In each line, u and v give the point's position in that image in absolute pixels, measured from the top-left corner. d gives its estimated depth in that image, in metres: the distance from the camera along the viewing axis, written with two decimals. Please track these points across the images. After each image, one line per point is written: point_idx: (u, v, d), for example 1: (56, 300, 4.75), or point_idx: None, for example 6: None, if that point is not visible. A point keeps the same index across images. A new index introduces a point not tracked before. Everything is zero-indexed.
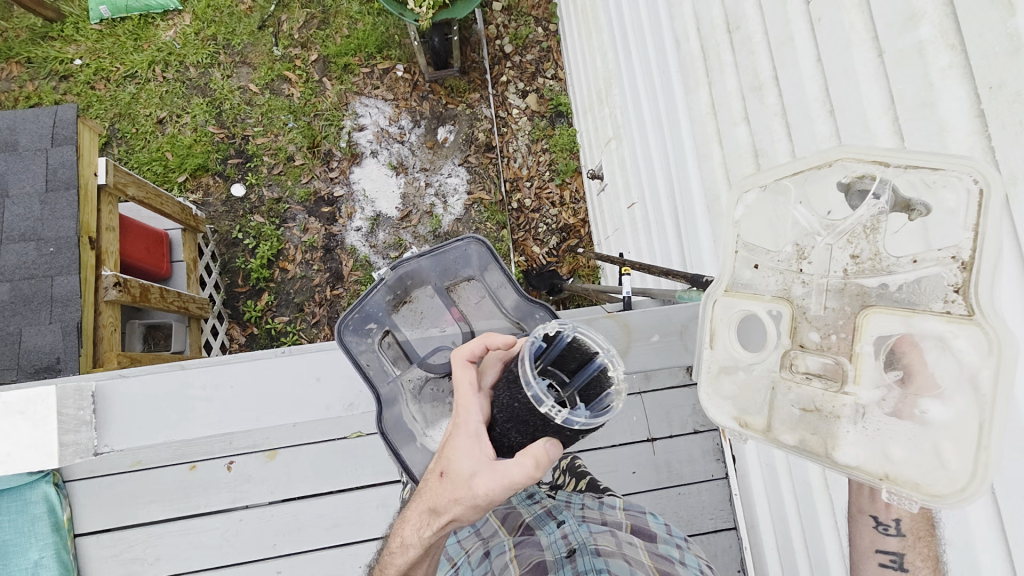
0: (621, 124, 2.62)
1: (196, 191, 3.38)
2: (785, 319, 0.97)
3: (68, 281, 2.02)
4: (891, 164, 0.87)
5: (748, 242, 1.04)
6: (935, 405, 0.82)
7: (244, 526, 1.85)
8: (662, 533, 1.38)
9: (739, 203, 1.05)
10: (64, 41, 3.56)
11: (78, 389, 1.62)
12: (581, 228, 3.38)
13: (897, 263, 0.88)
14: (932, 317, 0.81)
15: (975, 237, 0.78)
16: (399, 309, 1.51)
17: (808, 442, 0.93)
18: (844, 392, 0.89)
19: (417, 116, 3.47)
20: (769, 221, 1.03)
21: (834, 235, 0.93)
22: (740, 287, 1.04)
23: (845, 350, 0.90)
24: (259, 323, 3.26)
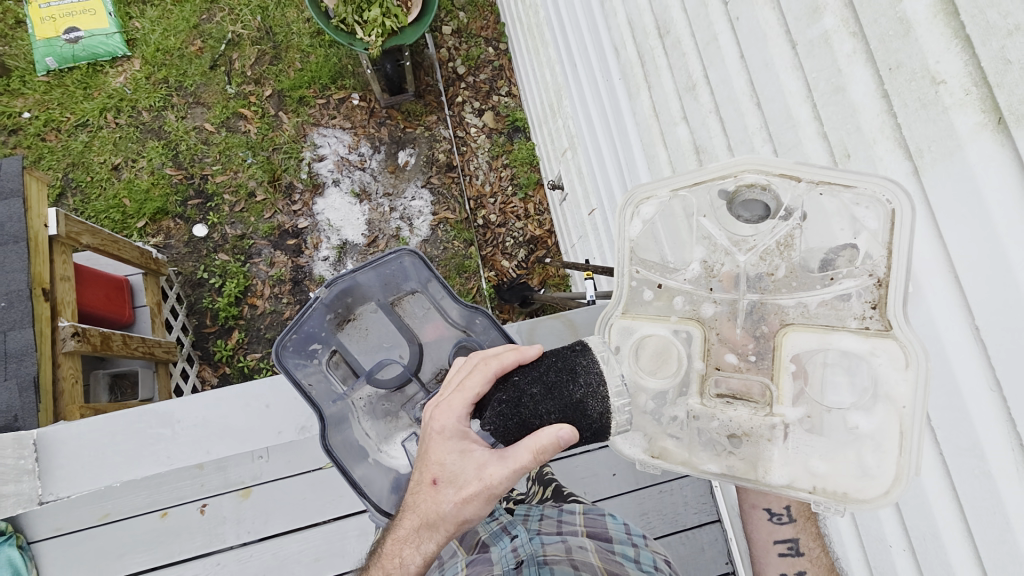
0: (575, 134, 2.68)
1: (157, 235, 3.34)
2: (698, 340, 1.11)
3: (22, 335, 1.96)
4: (803, 180, 1.01)
5: (645, 260, 1.15)
6: (861, 417, 0.98)
7: (222, 570, 1.79)
8: (617, 535, 1.41)
9: (636, 216, 1.15)
10: (11, 96, 3.51)
11: (17, 438, 1.61)
12: (548, 238, 3.42)
13: (815, 280, 1.03)
14: (849, 334, 0.99)
15: (888, 255, 0.95)
16: (342, 328, 1.51)
17: (736, 468, 1.06)
18: (772, 412, 1.04)
19: (376, 143, 3.50)
20: (668, 234, 1.14)
21: (748, 253, 1.08)
22: (636, 308, 1.16)
23: (766, 371, 1.06)
24: (230, 362, 3.20)
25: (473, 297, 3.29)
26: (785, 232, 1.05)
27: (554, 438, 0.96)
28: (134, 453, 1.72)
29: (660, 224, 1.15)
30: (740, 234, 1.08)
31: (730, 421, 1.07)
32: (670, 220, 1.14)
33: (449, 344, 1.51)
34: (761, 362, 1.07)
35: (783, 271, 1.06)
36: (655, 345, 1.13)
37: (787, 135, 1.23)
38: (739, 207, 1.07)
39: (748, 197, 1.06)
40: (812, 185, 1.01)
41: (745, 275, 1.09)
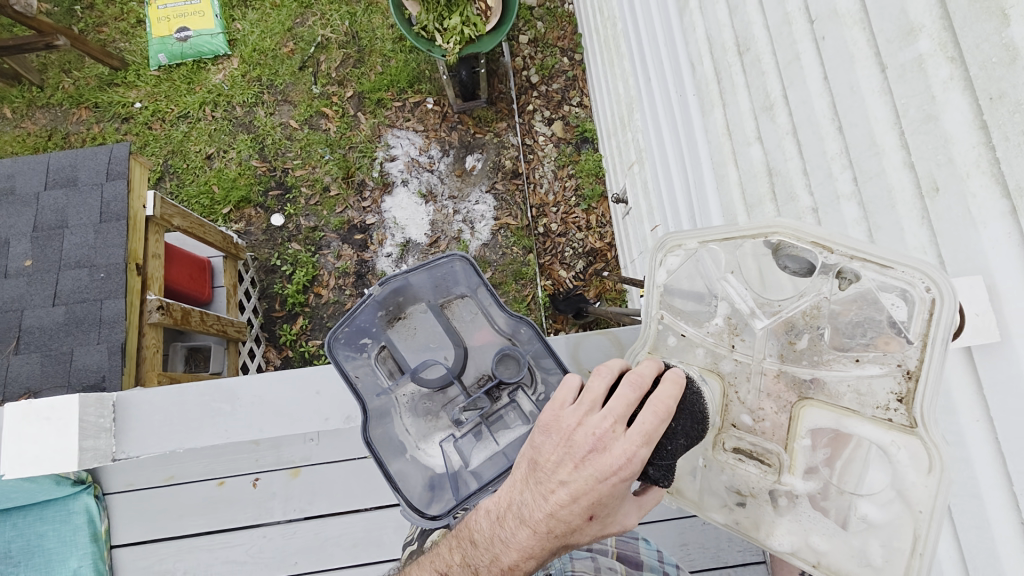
0: (644, 148, 2.64)
1: (239, 222, 3.58)
2: (717, 395, 1.04)
3: (116, 304, 2.15)
4: (836, 251, 0.89)
5: (672, 304, 1.11)
6: (873, 507, 0.90)
7: (268, 543, 1.90)
8: (649, 560, 1.40)
9: (663, 263, 1.09)
10: (127, 87, 3.88)
11: (99, 398, 1.74)
12: (607, 251, 3.38)
13: (839, 359, 0.94)
14: (866, 421, 0.91)
15: (923, 350, 0.84)
16: (393, 327, 1.54)
17: (739, 523, 1.04)
18: (780, 480, 0.98)
19: (446, 146, 3.60)
20: (698, 281, 1.08)
21: (771, 318, 1.01)
22: (661, 353, 1.11)
23: (781, 438, 0.99)
24: (293, 347, 3.39)
25: (527, 304, 3.31)
26: (811, 302, 0.96)
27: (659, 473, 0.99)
28: (200, 424, 1.83)
29: (691, 269, 1.08)
30: (767, 296, 1.01)
31: (737, 477, 1.03)
32: (699, 268, 1.07)
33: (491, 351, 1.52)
34: (776, 428, 1.00)
35: (805, 341, 0.98)
36: None
37: (868, 162, 1.16)
38: (784, 257, 0.95)
39: (791, 252, 0.93)
40: (848, 259, 0.89)
41: (769, 339, 1.01)
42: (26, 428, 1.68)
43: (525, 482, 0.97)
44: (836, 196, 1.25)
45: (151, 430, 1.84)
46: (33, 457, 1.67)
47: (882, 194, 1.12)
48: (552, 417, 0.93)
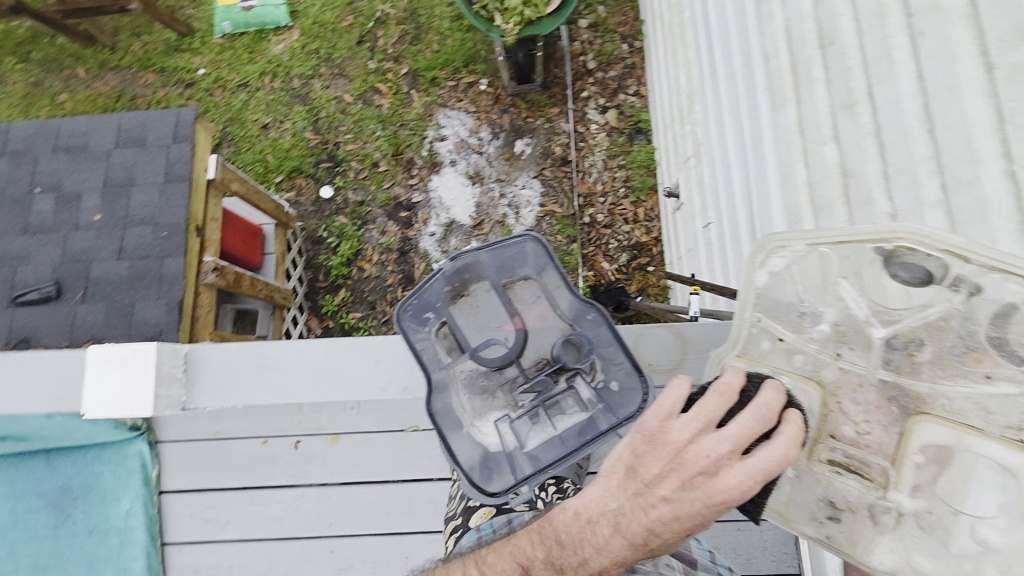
0: (702, 142, 2.57)
1: (290, 191, 3.66)
2: (816, 405, 0.97)
3: (175, 263, 2.23)
4: (971, 261, 0.72)
5: (769, 307, 1.01)
6: (993, 531, 0.81)
7: (305, 503, 1.96)
8: (702, 561, 1.35)
9: (763, 266, 0.98)
10: (191, 54, 4.00)
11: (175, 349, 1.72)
12: (653, 246, 3.32)
13: (967, 375, 0.83)
14: (989, 441, 0.82)
15: None
16: (457, 304, 1.45)
17: (833, 537, 0.99)
18: (885, 497, 0.92)
19: (497, 129, 3.58)
20: (800, 286, 0.96)
21: (889, 327, 0.89)
22: (755, 358, 1.04)
23: (888, 454, 0.92)
24: (334, 317, 3.47)
25: None
26: (940, 313, 0.83)
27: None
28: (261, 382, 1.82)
29: (792, 272, 0.96)
30: (883, 304, 0.88)
31: (834, 489, 0.98)
32: (802, 271, 0.95)
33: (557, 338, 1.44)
34: (883, 443, 0.93)
35: (928, 354, 0.87)
36: None
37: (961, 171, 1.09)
38: (896, 266, 0.81)
39: (909, 260, 0.79)
40: (984, 271, 0.72)
41: (883, 349, 0.91)
42: (107, 373, 1.70)
43: (621, 488, 0.88)
44: (920, 204, 1.19)
45: (217, 381, 1.85)
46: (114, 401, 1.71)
47: (978, 202, 1.08)
48: (657, 428, 0.84)
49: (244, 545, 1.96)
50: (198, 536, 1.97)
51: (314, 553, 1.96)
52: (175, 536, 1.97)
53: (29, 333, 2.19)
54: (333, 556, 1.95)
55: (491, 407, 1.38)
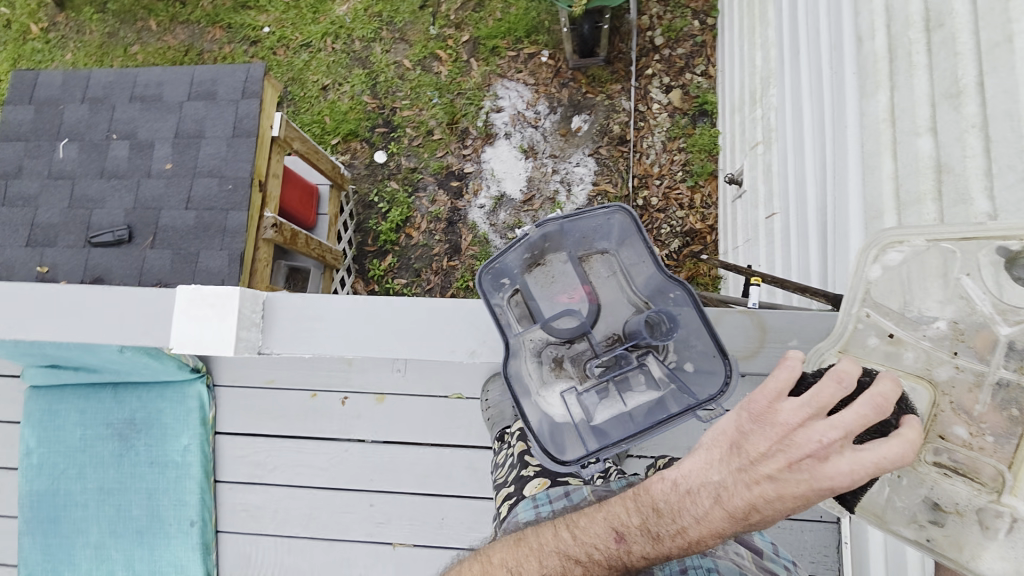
0: (775, 127, 2.45)
1: (345, 154, 3.70)
2: (924, 402, 0.96)
3: (239, 215, 2.30)
4: None
5: (880, 303, 1.04)
6: None
7: (349, 457, 2.03)
8: (768, 549, 1.25)
9: (877, 261, 1.03)
10: (258, 11, 4.05)
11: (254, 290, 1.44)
12: (707, 234, 3.22)
13: None
14: None
15: None
16: (529, 270, 1.14)
17: (935, 541, 0.93)
18: (997, 500, 0.86)
19: (555, 103, 3.51)
20: (918, 284, 1.01)
21: (1015, 326, 0.89)
22: (859, 351, 1.05)
23: (1003, 456, 0.87)
24: (380, 282, 3.53)
25: None
26: None
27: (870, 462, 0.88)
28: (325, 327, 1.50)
29: (909, 270, 1.01)
30: (1008, 303, 0.90)
31: (941, 492, 0.94)
32: (922, 269, 1.00)
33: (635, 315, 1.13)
34: (998, 445, 0.88)
35: None
36: None
37: None
38: (1018, 268, 0.87)
39: None
40: None
41: (1005, 348, 0.90)
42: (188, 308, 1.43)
43: (722, 462, 0.88)
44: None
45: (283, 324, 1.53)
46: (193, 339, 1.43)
47: None
48: (764, 407, 0.83)
49: (289, 491, 2.05)
50: (247, 478, 2.06)
51: (354, 505, 2.02)
52: (227, 475, 2.07)
53: (101, 273, 2.30)
54: (372, 510, 2.01)
55: (556, 377, 1.11)
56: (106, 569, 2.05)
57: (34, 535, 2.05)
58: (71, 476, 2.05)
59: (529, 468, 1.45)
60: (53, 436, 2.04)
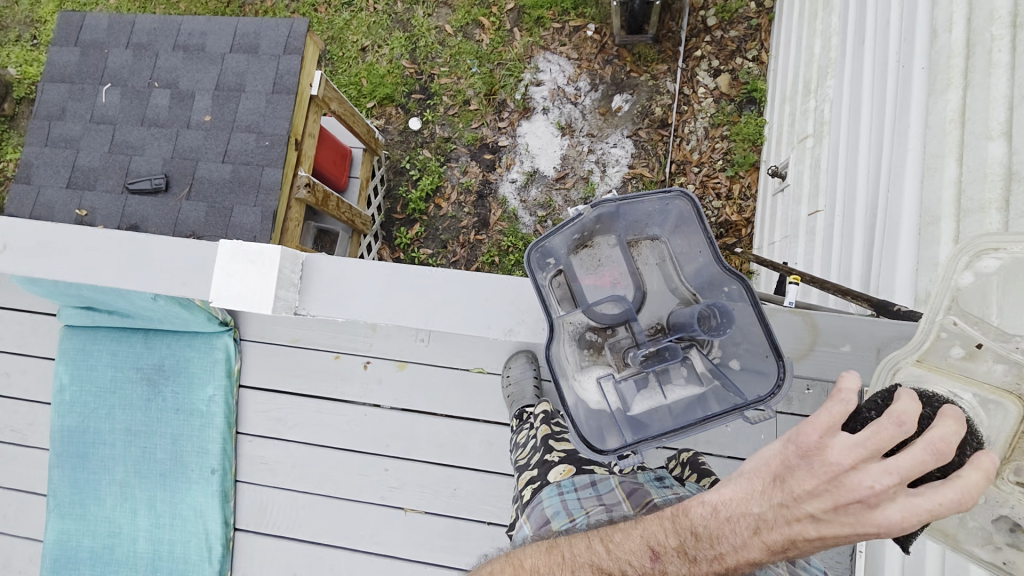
0: (828, 120, 2.35)
1: (379, 118, 3.67)
2: (1010, 421, 0.88)
3: (274, 173, 2.30)
4: None
5: (966, 311, 0.94)
6: None
7: (367, 421, 2.05)
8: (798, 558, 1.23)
9: (969, 268, 0.93)
10: None
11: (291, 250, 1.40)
12: (742, 227, 3.14)
13: None
14: None
15: None
16: (575, 252, 1.06)
17: (1013, 562, 0.92)
18: None
19: (597, 80, 3.41)
20: (1013, 292, 0.91)
21: None
22: (938, 362, 0.96)
23: None
24: (406, 250, 3.52)
25: None
26: None
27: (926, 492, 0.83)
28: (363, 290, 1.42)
29: (1002, 278, 0.92)
30: None
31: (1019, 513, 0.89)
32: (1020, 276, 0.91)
33: (682, 306, 1.05)
34: None
35: None
36: None
37: None
38: None
39: None
40: None
41: None
42: (228, 265, 1.39)
43: (763, 494, 0.87)
44: None
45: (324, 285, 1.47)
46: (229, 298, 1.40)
47: None
48: (814, 443, 0.80)
49: (307, 448, 2.08)
50: (268, 432, 2.10)
51: (369, 469, 2.05)
52: (249, 428, 2.11)
53: (137, 220, 2.33)
54: (386, 474, 2.04)
55: (595, 363, 1.05)
56: (129, 507, 2.12)
57: (63, 468, 2.12)
58: (100, 415, 2.11)
59: (553, 454, 1.43)
60: (86, 375, 2.09)
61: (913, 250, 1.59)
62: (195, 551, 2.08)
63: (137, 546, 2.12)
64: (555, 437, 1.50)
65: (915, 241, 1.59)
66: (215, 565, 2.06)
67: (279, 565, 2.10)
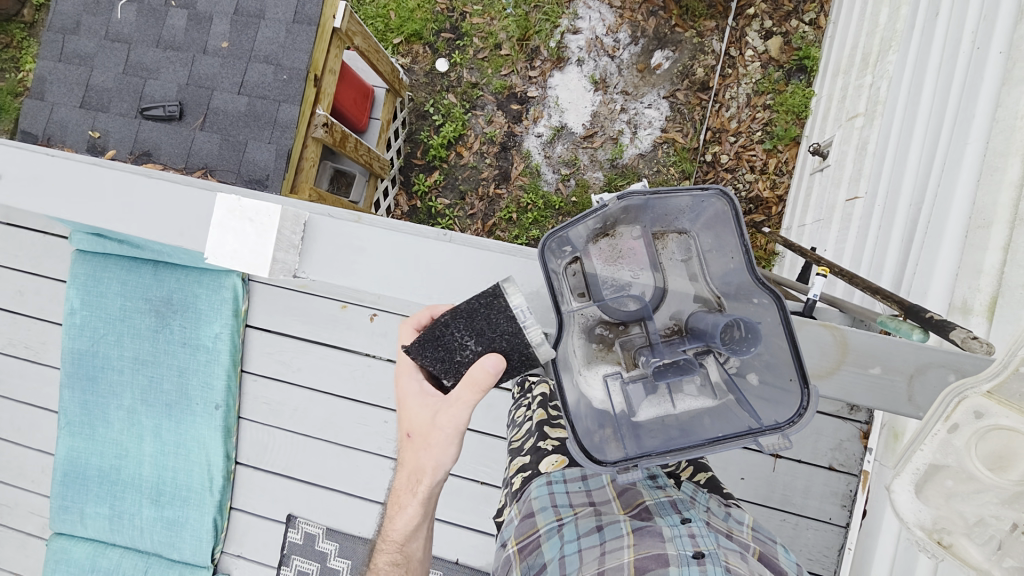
0: (883, 100, 2.17)
1: (406, 57, 3.49)
2: None
3: (291, 109, 2.21)
4: None
5: None
6: None
7: (370, 371, 2.05)
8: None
9: None
10: None
11: (297, 214, 1.30)
12: (773, 205, 3.00)
13: None
14: None
15: None
16: (594, 240, 0.98)
17: None
18: None
19: (638, 33, 3.19)
20: None
21: None
22: (1012, 395, 0.89)
23: None
24: (423, 198, 3.44)
25: None
26: None
27: (484, 369, 0.97)
28: (379, 261, 1.32)
29: None
30: None
31: None
32: None
33: (705, 310, 0.98)
34: None
35: None
36: (1001, 441, 0.88)
37: None
38: None
39: None
40: None
41: None
42: (229, 222, 1.30)
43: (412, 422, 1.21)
44: None
45: (335, 253, 1.35)
46: (230, 254, 1.31)
47: None
48: None
49: (310, 392, 2.10)
50: (273, 373, 2.12)
51: (369, 419, 2.08)
52: (254, 368, 2.13)
53: (150, 148, 2.27)
54: (386, 426, 2.06)
55: (603, 359, 0.99)
56: (136, 432, 2.18)
57: (73, 389, 2.17)
58: (110, 342, 2.13)
59: (547, 442, 1.37)
60: (96, 301, 2.10)
61: (956, 253, 1.49)
62: (197, 480, 2.14)
63: (142, 470, 2.19)
64: (551, 424, 1.41)
65: (960, 245, 1.48)
66: (215, 495, 2.13)
67: (277, 500, 2.16)
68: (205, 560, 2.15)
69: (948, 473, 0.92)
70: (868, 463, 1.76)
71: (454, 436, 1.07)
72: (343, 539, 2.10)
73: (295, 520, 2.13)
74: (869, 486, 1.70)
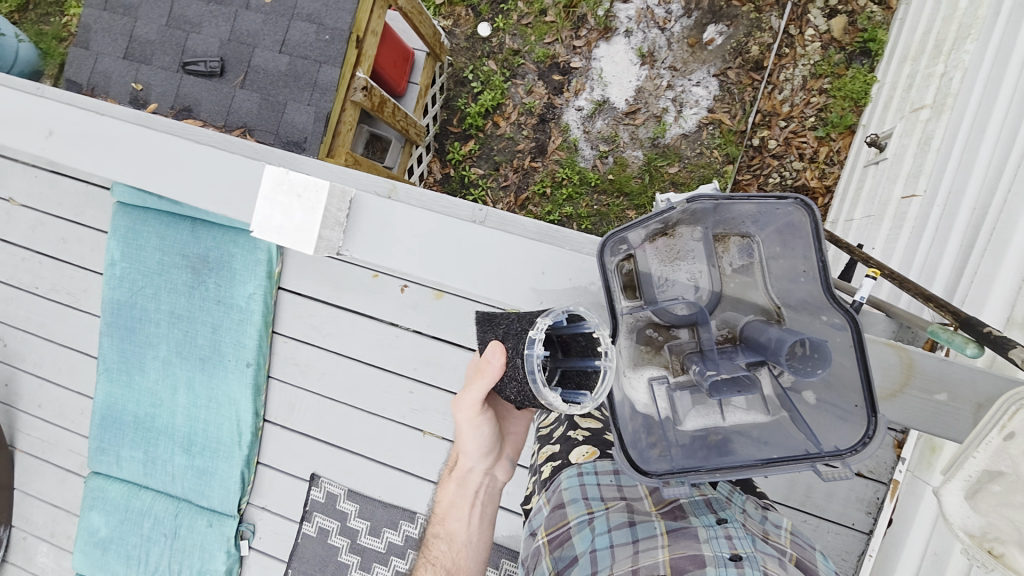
0: (954, 92, 2.02)
1: (448, 19, 3.40)
2: None
3: (332, 71, 2.17)
4: None
5: None
6: None
7: (398, 342, 2.06)
8: None
9: None
10: None
11: (343, 191, 1.28)
12: (820, 196, 2.88)
13: None
14: None
15: None
16: (652, 239, 0.95)
17: None
18: None
19: (692, 4, 3.02)
20: None
21: None
22: None
23: None
24: (456, 167, 3.39)
25: None
26: None
27: (487, 354, 1.02)
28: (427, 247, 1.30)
29: None
30: None
31: None
32: None
33: (764, 320, 0.94)
34: None
35: None
36: None
37: None
38: None
39: None
40: None
41: None
42: (276, 197, 1.30)
43: None
44: None
45: (380, 236, 1.33)
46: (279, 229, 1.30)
47: None
48: None
49: (338, 357, 2.13)
50: (303, 336, 2.15)
51: (394, 388, 2.10)
52: (285, 330, 2.16)
53: (191, 103, 2.27)
54: (410, 396, 2.08)
55: (650, 362, 0.95)
56: (170, 384, 2.25)
57: (112, 338, 2.24)
58: (148, 294, 2.18)
59: (578, 432, 1.39)
60: (136, 254, 2.14)
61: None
62: (226, 434, 2.21)
63: (175, 420, 2.27)
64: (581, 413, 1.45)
65: None
66: (244, 449, 2.20)
67: (302, 459, 2.22)
68: (232, 510, 2.24)
69: (1002, 480, 0.97)
70: (899, 472, 1.70)
71: (470, 416, 1.16)
72: (364, 501, 2.16)
73: (319, 479, 2.19)
74: (898, 495, 1.65)
